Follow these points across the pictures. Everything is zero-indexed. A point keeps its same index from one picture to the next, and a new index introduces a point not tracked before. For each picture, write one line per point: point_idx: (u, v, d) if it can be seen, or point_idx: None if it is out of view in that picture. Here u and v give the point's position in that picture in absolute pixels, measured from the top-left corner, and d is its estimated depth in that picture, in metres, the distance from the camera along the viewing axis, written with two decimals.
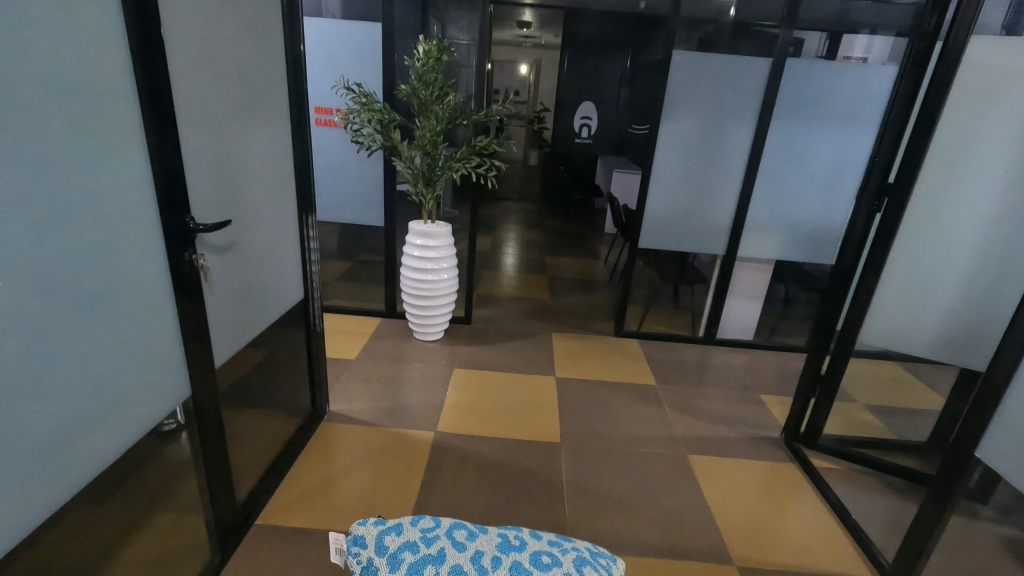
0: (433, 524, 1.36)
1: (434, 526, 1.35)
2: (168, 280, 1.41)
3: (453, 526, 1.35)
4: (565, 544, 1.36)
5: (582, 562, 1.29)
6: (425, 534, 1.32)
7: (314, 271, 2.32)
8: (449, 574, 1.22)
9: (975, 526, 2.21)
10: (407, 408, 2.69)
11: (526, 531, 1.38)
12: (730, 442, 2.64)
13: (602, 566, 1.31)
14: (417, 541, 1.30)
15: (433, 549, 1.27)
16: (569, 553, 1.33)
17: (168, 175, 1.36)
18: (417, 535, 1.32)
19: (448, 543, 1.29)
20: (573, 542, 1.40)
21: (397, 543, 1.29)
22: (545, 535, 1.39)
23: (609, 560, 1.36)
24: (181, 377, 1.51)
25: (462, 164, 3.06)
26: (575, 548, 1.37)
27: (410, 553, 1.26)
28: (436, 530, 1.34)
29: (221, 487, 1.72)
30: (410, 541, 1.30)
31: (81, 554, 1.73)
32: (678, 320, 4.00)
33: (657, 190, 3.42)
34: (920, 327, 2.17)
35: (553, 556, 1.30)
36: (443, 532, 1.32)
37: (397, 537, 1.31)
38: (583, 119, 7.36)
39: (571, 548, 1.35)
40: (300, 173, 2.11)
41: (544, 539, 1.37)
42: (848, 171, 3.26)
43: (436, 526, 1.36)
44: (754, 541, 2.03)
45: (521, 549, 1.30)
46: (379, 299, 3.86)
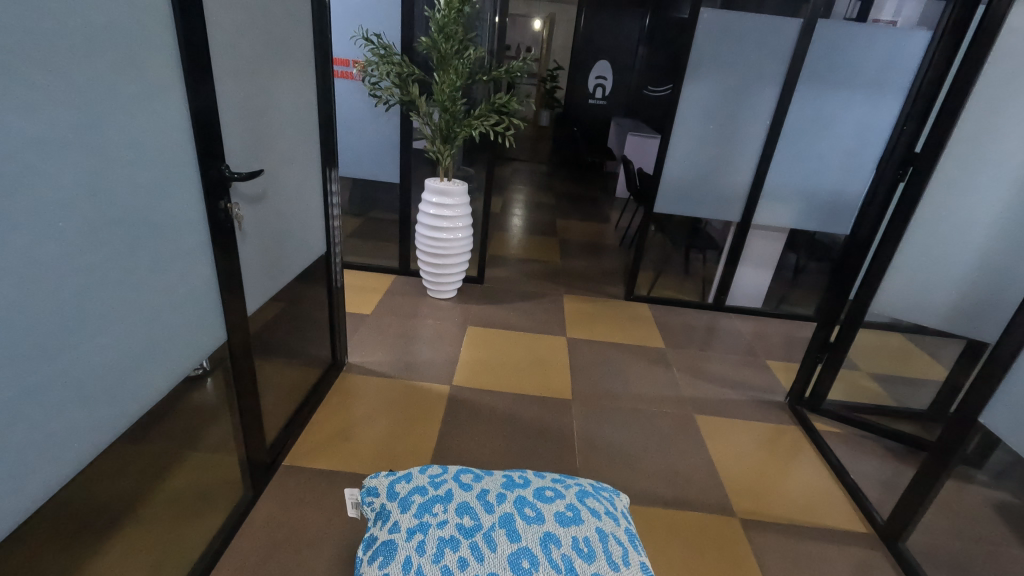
0: (440, 471, 1.45)
1: (442, 472, 1.44)
2: (205, 227, 1.44)
3: (459, 471, 1.44)
4: (568, 481, 1.47)
5: (584, 494, 1.41)
6: (433, 479, 1.40)
7: (337, 225, 2.34)
8: (457, 510, 1.30)
9: (968, 489, 2.31)
10: (422, 362, 2.77)
11: (530, 472, 1.48)
12: (736, 404, 2.72)
13: (603, 498, 1.44)
14: (426, 485, 1.38)
15: (441, 490, 1.36)
16: (572, 487, 1.44)
17: (205, 123, 1.37)
18: (425, 480, 1.40)
19: (454, 485, 1.38)
20: (574, 479, 1.51)
21: (407, 489, 1.38)
22: (547, 475, 1.49)
23: (611, 492, 1.50)
24: (217, 323, 1.57)
25: (480, 122, 3.04)
26: (577, 483, 1.48)
27: (420, 496, 1.34)
28: (444, 475, 1.42)
29: (253, 429, 1.80)
30: (419, 485, 1.38)
31: (122, 486, 1.83)
32: (687, 286, 4.03)
33: (675, 154, 3.39)
34: (933, 299, 2.20)
35: (556, 490, 1.41)
36: (449, 476, 1.41)
37: (407, 483, 1.39)
38: (597, 79, 7.20)
39: (574, 483, 1.46)
40: (324, 126, 2.10)
41: (547, 478, 1.47)
42: (871, 140, 3.21)
43: (443, 472, 1.44)
44: (756, 496, 2.13)
45: (525, 486, 1.40)
46: (392, 256, 3.89)
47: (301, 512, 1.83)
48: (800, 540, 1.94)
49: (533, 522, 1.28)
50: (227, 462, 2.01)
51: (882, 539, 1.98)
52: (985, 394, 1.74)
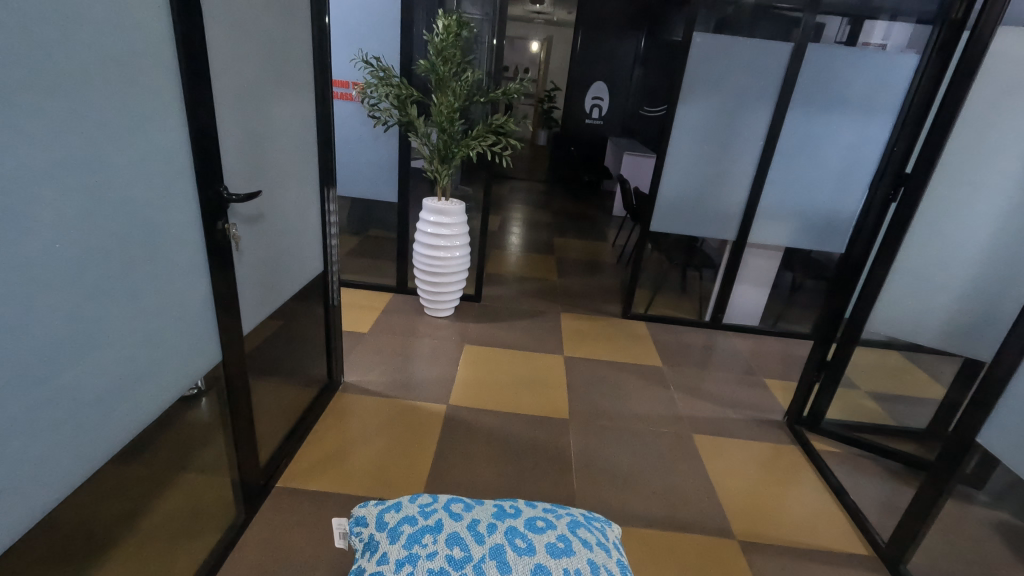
0: (430, 500, 1.43)
1: (432, 501, 1.43)
2: (202, 247, 1.45)
3: (449, 500, 1.42)
4: (559, 510, 1.46)
5: (575, 525, 1.40)
6: (423, 509, 1.39)
7: (334, 245, 2.35)
8: (447, 541, 1.28)
9: (969, 510, 2.29)
10: (418, 381, 2.75)
11: (521, 502, 1.47)
12: (734, 424, 2.70)
13: (595, 528, 1.43)
14: (416, 515, 1.37)
15: (431, 520, 1.34)
16: (563, 517, 1.43)
17: (204, 145, 1.39)
18: (414, 509, 1.39)
19: (445, 514, 1.36)
20: (567, 508, 1.50)
21: (396, 518, 1.37)
22: (539, 504, 1.48)
23: (603, 523, 1.48)
24: (212, 343, 1.56)
25: (478, 143, 3.07)
26: (568, 513, 1.47)
27: (409, 525, 1.33)
28: (434, 504, 1.40)
29: (247, 450, 1.79)
30: (409, 515, 1.36)
31: (112, 508, 1.81)
32: (684, 305, 4.04)
33: (671, 173, 3.43)
34: (928, 318, 2.21)
35: (547, 521, 1.39)
36: (440, 505, 1.39)
37: (396, 513, 1.39)
38: (594, 99, 7.31)
39: (565, 513, 1.45)
40: (322, 147, 2.13)
41: (538, 507, 1.46)
42: (863, 160, 3.26)
43: (433, 501, 1.43)
44: (756, 517, 2.10)
45: (515, 516, 1.38)
46: (389, 274, 3.90)
47: (294, 535, 1.80)
48: (801, 563, 1.91)
49: (524, 554, 1.26)
50: (219, 484, 1.98)
51: (884, 562, 1.95)
52: (982, 414, 1.73)
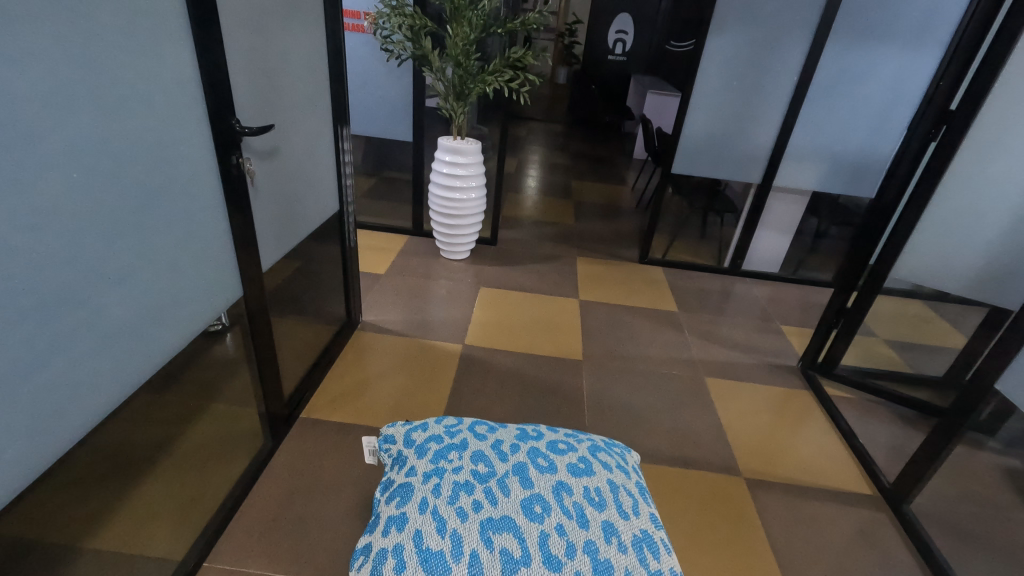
0: (456, 422, 1.52)
1: (457, 423, 1.51)
2: (216, 182, 1.44)
3: (473, 423, 1.50)
4: (580, 436, 1.52)
5: (596, 448, 1.46)
6: (448, 430, 1.47)
7: (349, 184, 2.33)
8: (472, 457, 1.36)
9: (978, 456, 2.31)
10: (435, 321, 2.80)
11: (543, 427, 1.54)
12: (747, 368, 2.72)
13: (615, 453, 1.49)
14: (442, 434, 1.44)
15: (456, 439, 1.41)
16: (584, 442, 1.49)
17: (214, 76, 1.35)
18: (440, 429, 1.47)
19: (470, 435, 1.43)
20: (587, 434, 1.56)
21: (423, 437, 1.44)
22: (560, 430, 1.55)
23: (622, 449, 1.55)
24: (232, 279, 1.59)
25: (495, 78, 2.95)
26: (589, 438, 1.53)
27: (436, 443, 1.40)
28: (459, 426, 1.48)
29: (271, 383, 1.86)
30: (435, 434, 1.44)
31: (149, 434, 1.92)
32: (703, 251, 3.97)
33: (696, 112, 3.27)
34: (957, 265, 2.16)
35: (568, 443, 1.46)
36: (465, 427, 1.48)
37: (423, 432, 1.46)
38: (618, 33, 6.91)
39: (586, 438, 1.51)
40: (335, 81, 2.06)
41: (560, 433, 1.53)
42: (904, 97, 3.06)
43: (458, 423, 1.51)
44: (762, 457, 2.15)
45: (538, 439, 1.45)
46: (405, 216, 3.88)
47: (319, 461, 1.90)
48: (804, 500, 1.97)
49: (546, 472, 1.32)
50: (247, 414, 2.09)
51: (886, 502, 2.00)
52: (1004, 361, 1.71)
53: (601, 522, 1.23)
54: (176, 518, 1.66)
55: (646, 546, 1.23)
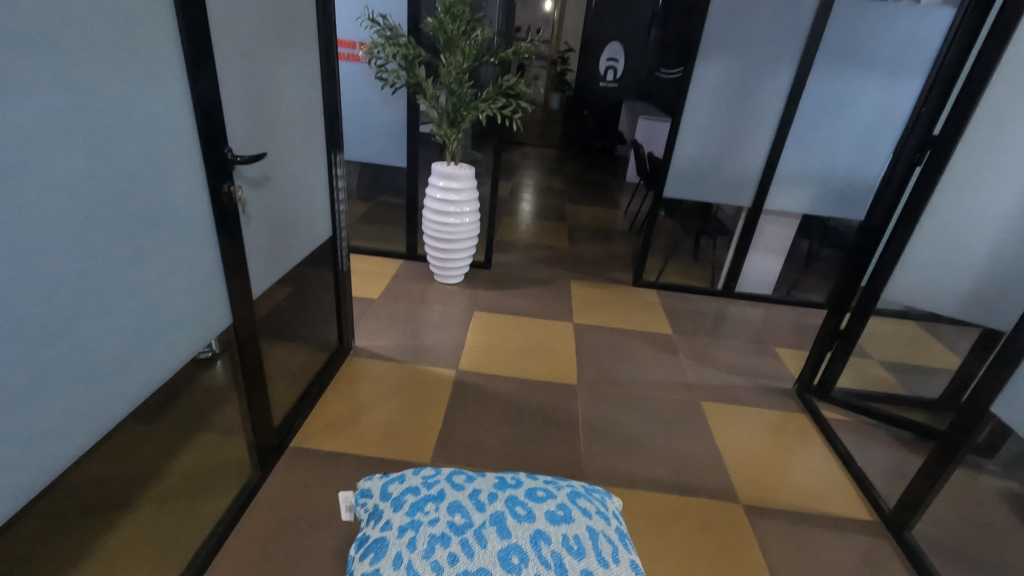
0: (434, 472, 1.49)
1: (435, 473, 1.48)
2: (207, 209, 1.44)
3: (452, 473, 1.47)
4: (560, 482, 1.49)
5: (576, 495, 1.43)
6: (426, 481, 1.44)
7: (342, 210, 2.33)
8: (448, 508, 1.32)
9: (977, 479, 2.28)
10: (428, 347, 2.77)
11: (522, 474, 1.51)
12: (743, 392, 2.70)
13: (596, 499, 1.46)
14: (419, 486, 1.42)
15: (433, 490, 1.39)
16: (564, 488, 1.46)
17: (207, 106, 1.36)
18: (418, 480, 1.45)
19: (446, 485, 1.41)
20: (568, 481, 1.53)
21: (400, 490, 1.43)
22: (540, 476, 1.51)
23: (604, 494, 1.52)
24: (222, 307, 1.58)
25: (487, 105, 2.99)
26: (569, 484, 1.50)
27: (412, 495, 1.38)
28: (437, 476, 1.46)
29: (260, 411, 1.83)
30: (413, 486, 1.42)
31: (135, 464, 1.88)
32: (697, 273, 3.99)
33: (686, 137, 3.33)
34: (946, 286, 2.15)
35: (547, 491, 1.42)
36: (442, 477, 1.45)
37: (400, 484, 1.45)
38: (609, 61, 7.08)
39: (566, 485, 1.48)
40: (329, 109, 2.09)
41: (540, 479, 1.49)
42: (889, 122, 3.12)
43: (436, 473, 1.49)
44: (760, 483, 2.12)
45: (516, 487, 1.42)
46: (399, 241, 3.89)
47: (308, 493, 1.86)
48: (804, 527, 1.94)
49: (523, 520, 1.29)
50: (236, 443, 2.04)
51: (887, 529, 1.97)
52: (998, 383, 1.70)
53: (580, 572, 1.20)
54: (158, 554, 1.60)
55: None
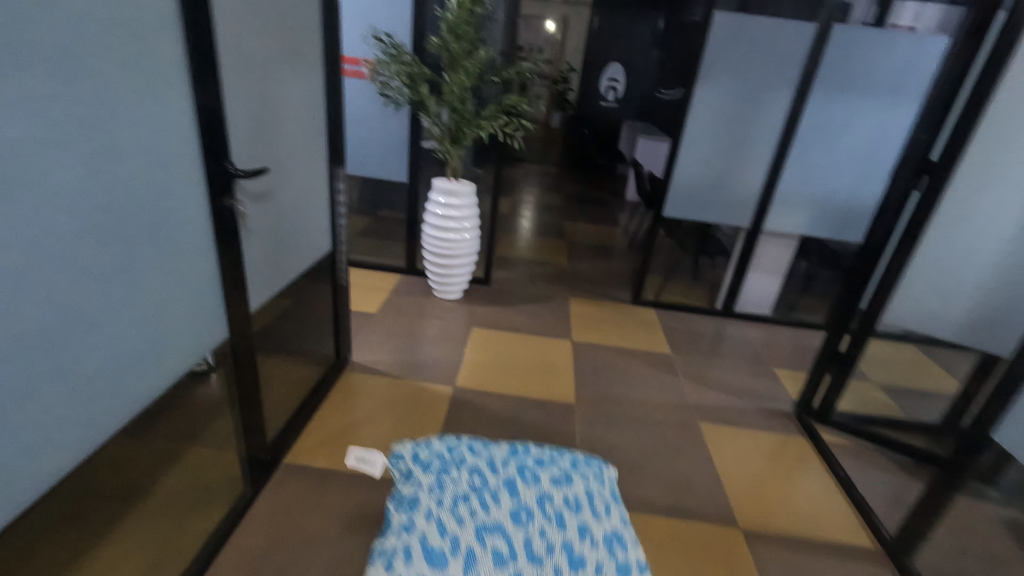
0: (454, 439, 1.65)
1: (456, 439, 1.65)
2: (208, 222, 1.44)
3: (471, 440, 1.65)
4: (565, 450, 1.67)
5: (577, 461, 1.61)
6: (448, 446, 1.61)
7: (342, 224, 2.34)
8: (468, 471, 1.51)
9: (979, 506, 2.26)
10: (426, 362, 2.76)
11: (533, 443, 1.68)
12: (742, 413, 2.68)
13: (594, 465, 1.63)
14: (441, 451, 1.58)
15: (454, 456, 1.56)
16: (568, 455, 1.64)
17: (210, 120, 1.37)
18: (441, 446, 1.60)
19: (466, 452, 1.59)
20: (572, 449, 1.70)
21: (425, 452, 1.58)
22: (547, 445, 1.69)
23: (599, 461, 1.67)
24: (218, 320, 1.57)
25: (489, 123, 3.02)
26: (571, 450, 1.69)
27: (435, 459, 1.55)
28: (457, 442, 1.63)
29: (254, 426, 1.81)
30: (435, 451, 1.58)
31: (125, 478, 1.85)
32: (696, 292, 3.99)
33: (686, 158, 3.35)
34: (944, 311, 2.16)
35: (553, 459, 1.61)
36: (462, 444, 1.63)
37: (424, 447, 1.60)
38: (611, 81, 7.18)
39: (570, 452, 1.66)
40: (331, 124, 2.10)
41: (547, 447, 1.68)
42: (886, 146, 3.16)
43: (457, 440, 1.65)
44: (759, 507, 2.09)
45: (527, 454, 1.60)
46: (398, 255, 3.89)
47: (300, 510, 1.82)
48: (804, 553, 1.90)
49: (531, 483, 1.48)
50: (228, 458, 2.02)
51: (888, 556, 1.94)
52: (999, 408, 1.69)
53: (578, 523, 1.39)
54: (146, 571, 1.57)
55: (617, 541, 1.39)
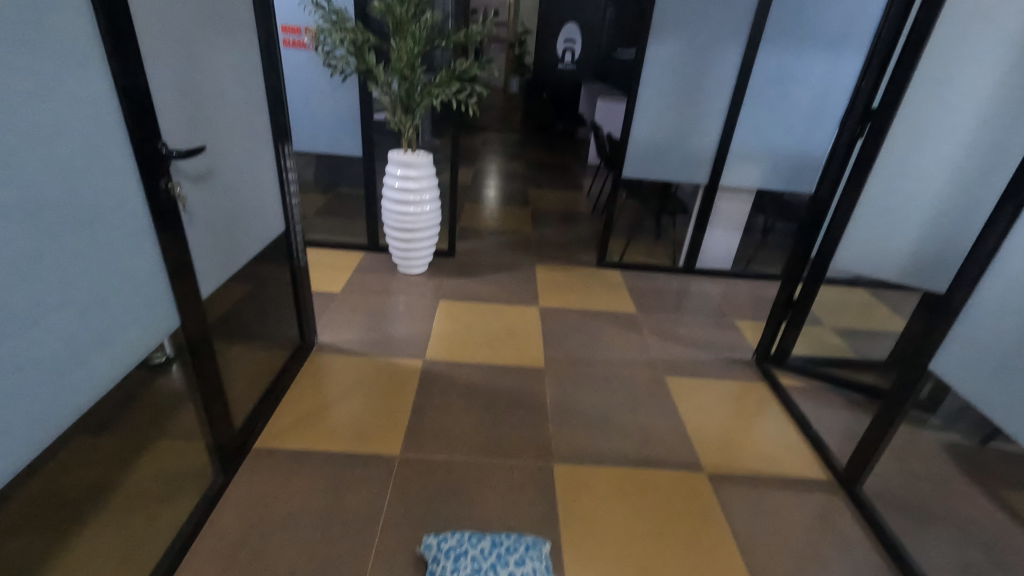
0: (451, 539, 1.63)
1: (451, 539, 1.62)
2: (144, 209, 1.37)
3: (461, 536, 1.64)
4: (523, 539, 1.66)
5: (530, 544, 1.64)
6: (454, 547, 1.60)
7: (294, 203, 2.27)
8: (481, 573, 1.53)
9: (922, 434, 2.43)
10: (394, 338, 2.75)
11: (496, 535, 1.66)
12: (705, 365, 2.78)
13: (532, 545, 1.64)
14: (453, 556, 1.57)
15: (465, 558, 1.57)
16: (522, 540, 1.66)
17: (136, 101, 1.29)
18: (447, 550, 1.59)
19: (467, 551, 1.58)
20: (518, 537, 1.68)
21: (452, 552, 1.58)
22: (521, 537, 1.68)
23: (535, 540, 1.67)
24: (168, 309, 1.52)
25: (442, 91, 2.94)
26: (518, 537, 1.68)
27: (461, 559, 1.56)
28: (456, 543, 1.61)
29: (219, 414, 1.78)
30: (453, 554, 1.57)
31: (87, 476, 1.81)
32: (659, 252, 4.06)
33: (643, 118, 3.35)
34: (889, 256, 2.29)
35: (517, 548, 1.62)
36: (458, 544, 1.60)
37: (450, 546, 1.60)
38: (566, 42, 7.13)
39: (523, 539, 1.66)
40: (273, 100, 2.01)
41: (512, 538, 1.66)
42: (833, 96, 3.21)
43: (454, 540, 1.62)
44: (722, 451, 2.20)
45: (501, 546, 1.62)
46: (359, 233, 3.81)
47: (275, 493, 1.82)
48: (764, 490, 2.02)
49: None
50: (196, 449, 1.99)
51: (841, 486, 2.07)
52: (936, 342, 1.80)
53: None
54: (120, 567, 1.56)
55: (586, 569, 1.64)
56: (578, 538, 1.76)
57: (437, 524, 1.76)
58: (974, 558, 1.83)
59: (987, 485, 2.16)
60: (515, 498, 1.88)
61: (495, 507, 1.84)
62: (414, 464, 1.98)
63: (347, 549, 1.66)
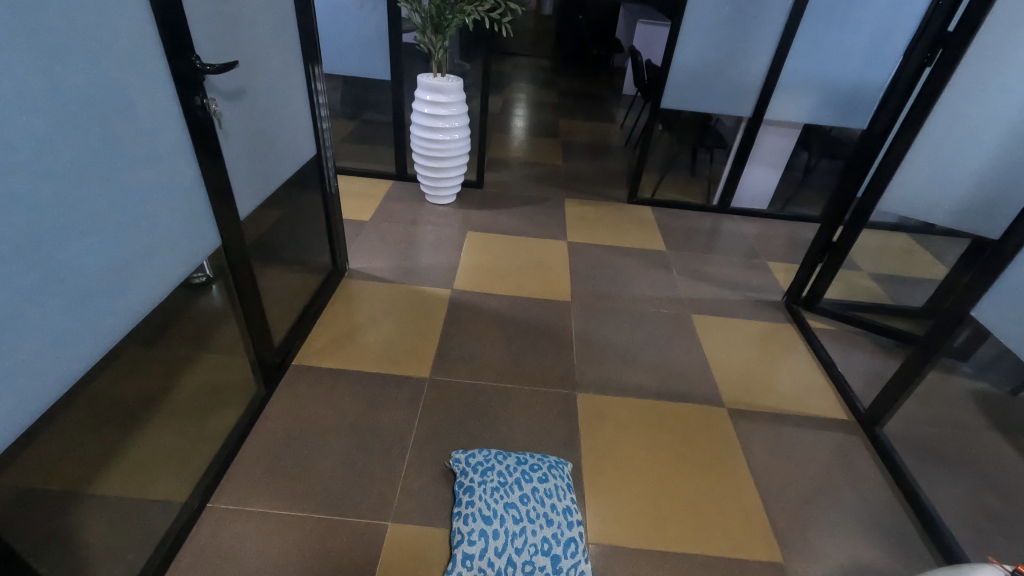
0: (480, 455, 1.73)
1: (479, 455, 1.73)
2: (181, 125, 1.38)
3: (489, 453, 1.74)
4: (548, 459, 1.77)
5: (554, 465, 1.74)
6: (481, 463, 1.70)
7: (325, 127, 2.25)
8: (506, 486, 1.64)
9: (950, 380, 2.41)
10: (423, 267, 2.78)
11: (523, 455, 1.77)
12: (733, 305, 2.76)
13: (556, 467, 1.74)
14: (479, 471, 1.67)
15: (491, 472, 1.67)
16: (546, 460, 1.76)
17: (169, 14, 1.25)
18: (475, 465, 1.69)
19: (493, 466, 1.69)
20: (543, 457, 1.78)
21: (480, 467, 1.68)
22: (546, 457, 1.78)
23: (559, 462, 1.77)
24: (209, 227, 1.56)
25: (475, 8, 2.74)
26: (543, 457, 1.78)
27: (487, 472, 1.67)
28: (484, 459, 1.72)
29: (259, 332, 1.87)
30: (480, 469, 1.67)
31: (141, 383, 1.95)
32: (692, 189, 3.93)
33: (687, 42, 3.12)
34: (940, 198, 2.12)
35: (541, 467, 1.72)
36: (486, 461, 1.71)
37: (478, 463, 1.70)
38: None
39: (548, 460, 1.76)
40: (302, 14, 1.93)
41: (537, 457, 1.77)
42: (903, 21, 2.88)
43: (482, 455, 1.73)
44: (744, 389, 2.23)
45: (527, 465, 1.72)
46: (388, 161, 3.76)
47: (313, 406, 1.94)
48: (783, 427, 2.06)
49: (544, 496, 1.63)
50: (236, 363, 2.10)
51: (860, 426, 2.10)
52: (980, 289, 1.74)
53: (576, 515, 1.62)
54: (174, 465, 1.71)
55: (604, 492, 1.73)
56: (598, 460, 1.85)
57: (464, 442, 1.86)
58: (987, 501, 1.86)
59: (1011, 434, 2.16)
60: (540, 423, 1.96)
61: (519, 429, 1.93)
62: (443, 386, 2.07)
63: (381, 461, 1.77)
